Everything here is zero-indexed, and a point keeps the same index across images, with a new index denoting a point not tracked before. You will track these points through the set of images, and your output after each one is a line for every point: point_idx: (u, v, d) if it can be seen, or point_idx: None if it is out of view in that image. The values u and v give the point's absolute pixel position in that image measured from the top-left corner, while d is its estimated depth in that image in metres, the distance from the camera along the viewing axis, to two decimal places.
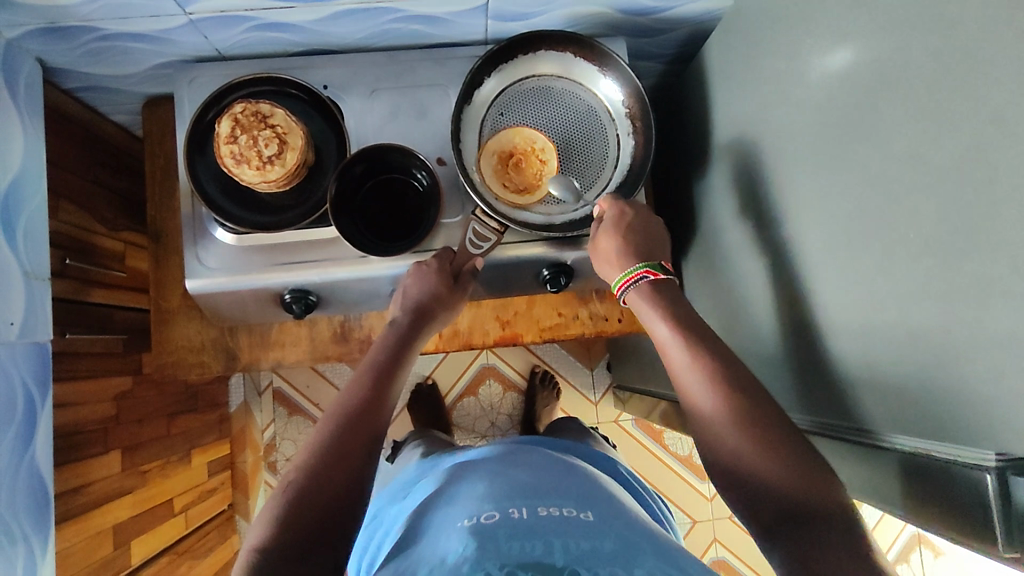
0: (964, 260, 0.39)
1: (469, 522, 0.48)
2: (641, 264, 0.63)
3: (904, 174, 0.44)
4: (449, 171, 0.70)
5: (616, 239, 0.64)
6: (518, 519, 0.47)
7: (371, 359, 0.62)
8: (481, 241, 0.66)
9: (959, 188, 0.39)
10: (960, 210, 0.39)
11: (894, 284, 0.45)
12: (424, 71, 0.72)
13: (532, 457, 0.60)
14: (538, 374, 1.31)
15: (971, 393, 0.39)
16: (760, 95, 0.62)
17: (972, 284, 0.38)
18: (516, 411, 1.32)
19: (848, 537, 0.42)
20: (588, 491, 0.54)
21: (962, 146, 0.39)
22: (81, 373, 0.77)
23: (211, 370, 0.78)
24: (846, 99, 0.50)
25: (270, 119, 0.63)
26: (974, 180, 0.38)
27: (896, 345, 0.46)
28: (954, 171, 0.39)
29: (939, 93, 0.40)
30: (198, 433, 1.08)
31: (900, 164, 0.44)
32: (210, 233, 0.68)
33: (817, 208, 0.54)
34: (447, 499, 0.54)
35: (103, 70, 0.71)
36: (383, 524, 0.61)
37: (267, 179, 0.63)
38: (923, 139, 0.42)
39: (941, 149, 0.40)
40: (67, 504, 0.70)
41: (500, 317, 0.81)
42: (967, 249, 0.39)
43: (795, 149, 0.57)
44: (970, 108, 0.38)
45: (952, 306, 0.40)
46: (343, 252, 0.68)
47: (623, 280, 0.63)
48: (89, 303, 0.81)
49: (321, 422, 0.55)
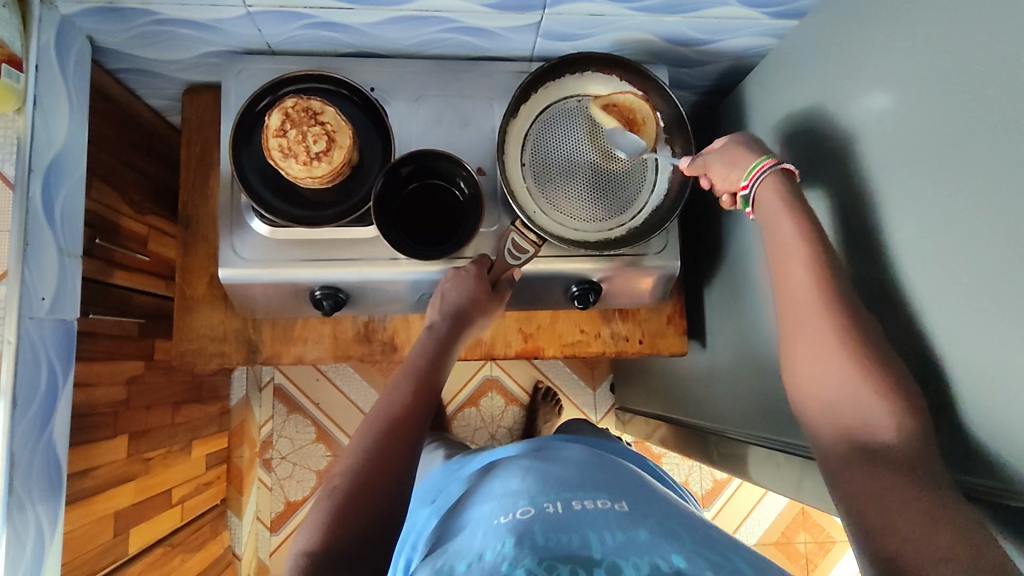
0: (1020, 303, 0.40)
1: (505, 519, 0.48)
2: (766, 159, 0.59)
3: (959, 220, 0.45)
4: (489, 181, 0.71)
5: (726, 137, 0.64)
6: (554, 513, 0.47)
7: (409, 364, 0.63)
8: (520, 252, 0.67)
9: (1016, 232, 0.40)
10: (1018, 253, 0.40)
11: (947, 324, 0.47)
12: (470, 82, 0.73)
13: (566, 452, 0.60)
14: (542, 390, 1.31)
15: None
16: (801, 132, 0.63)
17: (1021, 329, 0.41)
18: (517, 425, 1.32)
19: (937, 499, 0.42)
20: (627, 484, 0.54)
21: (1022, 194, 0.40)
22: (98, 354, 0.76)
23: (231, 361, 0.77)
24: (890, 144, 0.52)
25: (320, 116, 0.64)
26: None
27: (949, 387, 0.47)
28: (1013, 216, 0.40)
29: (997, 143, 0.42)
30: (200, 424, 1.06)
31: (956, 207, 0.45)
32: (246, 223, 0.68)
33: (858, 246, 0.56)
34: (480, 497, 0.54)
35: (151, 54, 0.71)
36: (415, 526, 0.61)
37: (313, 175, 0.64)
38: (976, 189, 0.43)
39: (999, 196, 0.42)
40: (74, 487, 0.69)
41: (523, 329, 0.81)
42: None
43: (836, 187, 0.58)
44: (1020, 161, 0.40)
45: (1008, 346, 0.42)
46: (379, 253, 0.69)
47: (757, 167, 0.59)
48: (111, 285, 0.80)
49: (362, 427, 0.55)
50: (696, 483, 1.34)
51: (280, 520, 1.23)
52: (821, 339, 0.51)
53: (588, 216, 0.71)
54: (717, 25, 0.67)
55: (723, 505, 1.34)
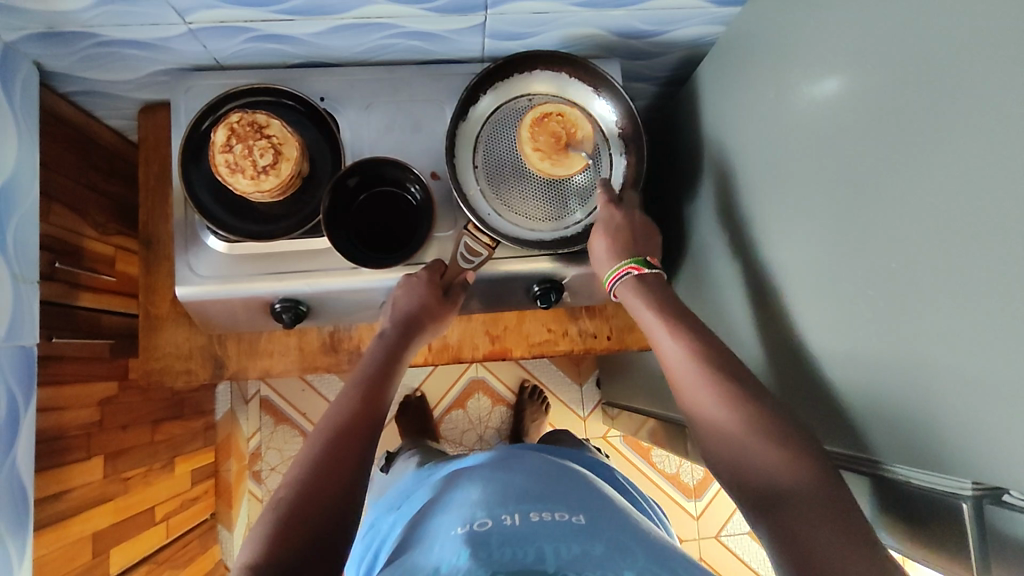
0: (949, 289, 0.39)
1: (461, 530, 0.48)
2: (626, 260, 0.65)
3: (893, 206, 0.44)
4: (443, 185, 0.71)
5: (605, 241, 0.66)
6: (511, 526, 0.47)
7: (360, 371, 0.63)
8: (473, 255, 0.67)
9: (948, 218, 0.39)
10: (947, 239, 0.39)
11: (881, 313, 0.46)
12: (420, 86, 0.73)
13: (526, 461, 0.60)
14: (528, 388, 1.31)
15: (944, 417, 0.41)
16: (751, 120, 0.63)
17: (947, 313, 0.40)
18: (504, 425, 1.31)
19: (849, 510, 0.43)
20: (583, 495, 0.54)
21: (950, 177, 0.39)
22: (66, 377, 0.76)
23: (199, 378, 0.77)
24: (830, 129, 0.51)
25: (265, 130, 0.63)
26: (962, 210, 0.38)
27: (885, 376, 0.46)
28: (944, 200, 0.40)
29: (927, 126, 0.41)
30: (182, 440, 1.07)
31: (890, 192, 0.44)
32: (202, 240, 0.68)
33: (804, 235, 0.55)
34: (441, 506, 0.54)
35: (101, 75, 0.71)
36: (380, 535, 0.61)
37: (261, 189, 0.63)
38: (909, 174, 0.42)
39: (929, 180, 0.41)
40: (47, 511, 0.70)
41: (490, 331, 0.81)
42: (955, 278, 0.39)
43: (785, 175, 0.58)
44: (946, 142, 0.39)
45: (937, 335, 0.41)
46: (335, 263, 0.68)
47: (612, 275, 0.65)
48: (76, 307, 0.80)
49: (310, 437, 0.55)
50: (686, 474, 1.34)
51: None
52: (698, 384, 0.54)
53: (543, 215, 0.70)
54: (663, 16, 0.67)
55: (715, 495, 1.34)
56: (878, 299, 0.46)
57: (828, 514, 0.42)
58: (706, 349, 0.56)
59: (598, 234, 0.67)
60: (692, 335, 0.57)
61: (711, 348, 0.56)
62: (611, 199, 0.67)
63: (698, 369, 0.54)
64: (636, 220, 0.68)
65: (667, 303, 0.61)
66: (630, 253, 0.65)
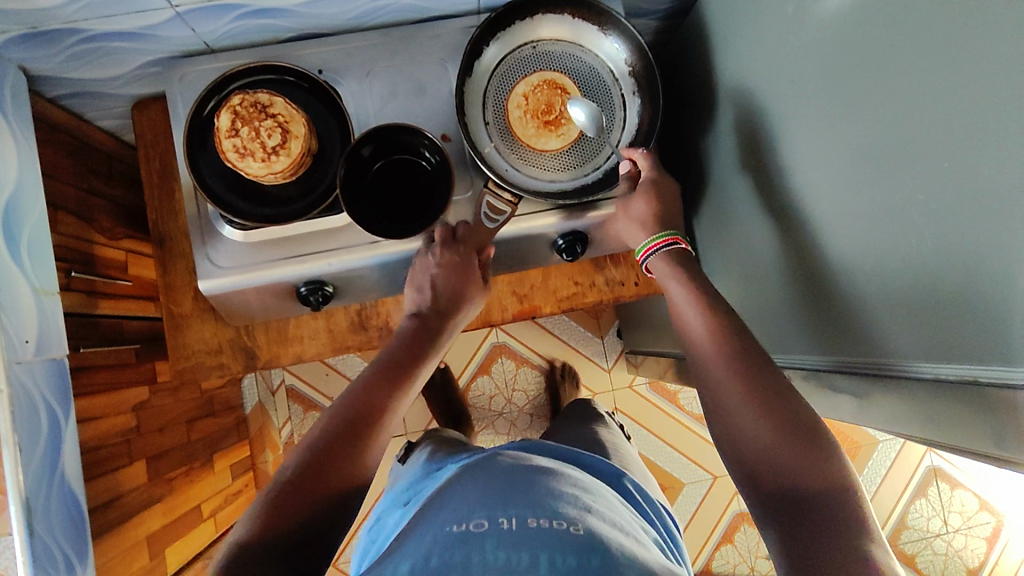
0: (998, 191, 0.38)
1: (456, 529, 0.47)
2: (664, 232, 0.64)
3: (926, 108, 0.42)
4: (456, 147, 0.69)
5: (647, 204, 0.65)
6: (506, 529, 0.46)
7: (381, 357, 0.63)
8: (497, 214, 0.66)
9: (991, 116, 0.38)
10: (994, 139, 0.38)
11: (923, 231, 0.45)
12: (419, 46, 0.70)
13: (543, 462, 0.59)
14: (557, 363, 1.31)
15: (998, 319, 0.40)
16: (767, 41, 0.60)
17: (992, 212, 0.39)
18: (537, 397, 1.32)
19: (850, 528, 0.43)
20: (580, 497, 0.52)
21: (992, 72, 0.37)
22: (100, 386, 0.76)
23: (231, 371, 0.76)
24: (853, 37, 0.49)
25: (270, 108, 0.61)
26: (1007, 105, 0.37)
27: (931, 289, 0.45)
28: (985, 96, 0.38)
29: (959, 21, 0.39)
30: (218, 438, 1.07)
31: (924, 97, 0.43)
32: (219, 231, 0.67)
33: (834, 155, 0.53)
34: (437, 503, 0.53)
35: (89, 74, 0.68)
36: (385, 528, 0.61)
37: (274, 171, 0.62)
38: (945, 76, 0.40)
39: (965, 79, 0.39)
40: (101, 519, 0.70)
41: (517, 292, 0.81)
42: (1004, 179, 0.38)
43: (809, 94, 0.56)
44: (987, 34, 0.37)
45: (986, 241, 0.40)
46: (356, 238, 0.67)
47: (646, 248, 0.65)
48: (98, 315, 0.79)
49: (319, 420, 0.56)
50: None
51: None
52: (713, 355, 0.54)
53: (562, 166, 0.69)
54: None
55: None
56: (915, 204, 0.45)
57: (836, 531, 0.43)
58: (726, 322, 0.55)
59: (639, 196, 0.66)
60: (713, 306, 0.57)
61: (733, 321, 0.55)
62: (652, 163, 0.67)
63: (711, 341, 0.55)
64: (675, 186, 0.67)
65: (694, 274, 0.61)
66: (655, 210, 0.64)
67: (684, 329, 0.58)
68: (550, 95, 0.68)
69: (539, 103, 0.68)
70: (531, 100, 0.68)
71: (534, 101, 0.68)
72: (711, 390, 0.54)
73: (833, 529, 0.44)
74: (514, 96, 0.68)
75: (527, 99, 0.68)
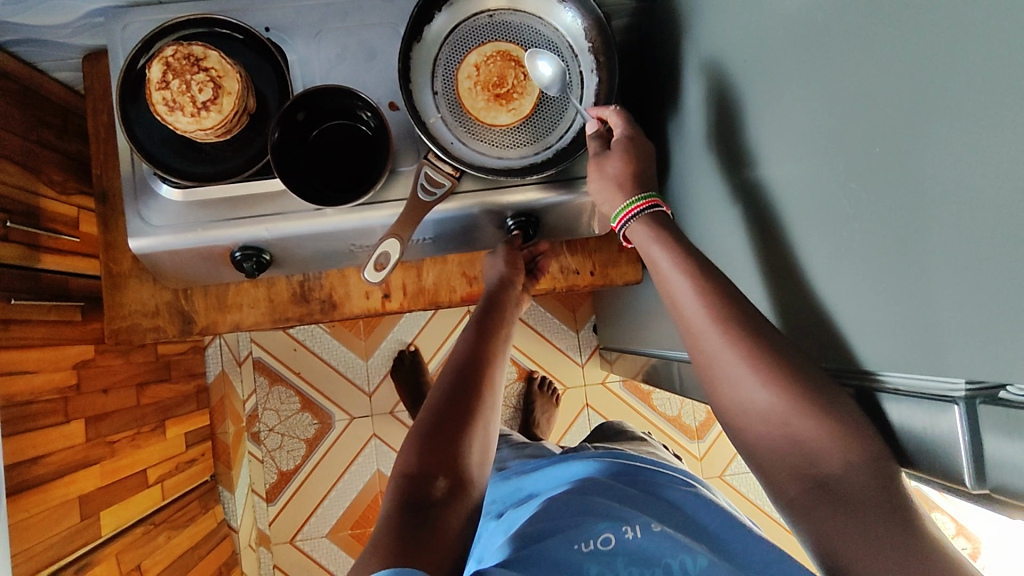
0: (951, 188, 0.35)
1: None
2: (643, 194, 0.59)
3: (888, 91, 0.38)
4: (401, 117, 0.66)
5: (623, 166, 0.60)
6: None
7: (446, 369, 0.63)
8: (435, 187, 0.63)
9: (953, 100, 0.34)
10: (948, 128, 0.34)
11: (873, 229, 0.41)
12: (372, 9, 0.67)
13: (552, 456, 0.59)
14: (537, 380, 1.28)
15: (950, 324, 0.36)
16: (732, 20, 0.56)
17: (948, 207, 0.35)
18: (513, 405, 1.29)
19: (891, 503, 0.42)
20: None
21: (958, 51, 0.33)
22: (34, 341, 0.74)
23: (167, 334, 0.74)
24: (815, 12, 0.44)
25: (203, 62, 0.59)
26: (963, 90, 0.33)
27: (880, 292, 0.42)
28: (949, 76, 0.34)
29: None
30: (172, 405, 1.06)
31: (882, 79, 0.39)
32: (154, 189, 0.64)
33: (790, 144, 0.50)
34: None
35: (32, 19, 0.66)
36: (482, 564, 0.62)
37: (204, 127, 0.59)
38: (906, 55, 0.36)
39: (925, 60, 0.35)
40: (24, 476, 0.68)
41: (467, 273, 0.79)
42: (960, 170, 0.34)
43: (770, 77, 0.52)
44: (954, 8, 0.33)
45: (940, 239, 0.36)
46: (293, 205, 0.64)
47: (624, 211, 0.59)
48: (40, 270, 0.78)
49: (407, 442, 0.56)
50: (687, 416, 1.32)
51: (275, 489, 1.25)
52: (721, 346, 0.49)
53: (513, 143, 0.66)
54: None
55: (719, 434, 1.31)
56: (867, 199, 0.42)
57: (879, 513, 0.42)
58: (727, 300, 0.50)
59: (615, 156, 0.61)
60: (703, 279, 0.52)
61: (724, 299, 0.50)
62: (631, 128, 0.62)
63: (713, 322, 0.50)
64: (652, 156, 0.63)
65: (676, 241, 0.55)
66: (619, 193, 0.60)
67: (677, 312, 0.53)
68: (501, 68, 0.65)
69: (487, 75, 0.65)
70: (479, 71, 0.65)
71: (484, 73, 0.65)
72: (723, 378, 0.50)
73: (885, 510, 0.42)
74: (462, 67, 0.65)
75: (475, 69, 0.65)
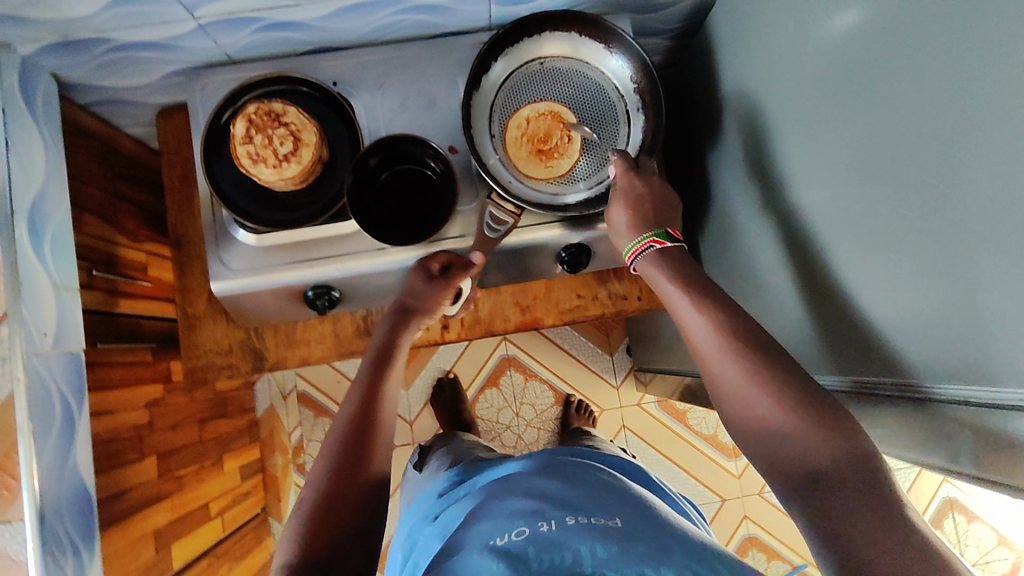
0: (984, 217, 0.38)
1: (500, 540, 0.47)
2: (648, 232, 0.63)
3: (923, 130, 0.42)
4: (462, 159, 0.70)
5: (626, 214, 0.64)
6: (547, 531, 0.47)
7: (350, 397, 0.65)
8: (499, 224, 0.67)
9: (984, 137, 0.37)
10: (979, 162, 0.38)
11: (914, 255, 0.45)
12: (430, 61, 0.72)
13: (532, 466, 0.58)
14: (573, 404, 1.30)
15: (993, 340, 0.39)
16: (768, 61, 0.61)
17: (985, 232, 0.38)
18: (551, 429, 1.31)
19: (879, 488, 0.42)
20: (614, 497, 0.53)
21: (986, 95, 0.37)
22: (115, 381, 0.78)
23: (240, 371, 0.78)
24: (852, 56, 0.48)
25: (283, 118, 0.64)
26: (994, 130, 0.37)
27: (922, 314, 0.45)
28: (978, 118, 0.38)
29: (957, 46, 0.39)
30: (229, 439, 1.09)
31: (918, 119, 0.43)
32: (232, 235, 0.69)
33: (831, 177, 0.53)
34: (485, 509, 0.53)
35: (116, 82, 0.71)
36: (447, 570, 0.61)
37: (284, 177, 0.64)
38: (940, 96, 0.40)
39: (956, 101, 0.39)
40: (111, 510, 0.72)
41: (520, 302, 0.83)
42: (993, 199, 0.37)
43: (806, 114, 0.56)
44: (980, 57, 0.37)
45: (978, 262, 0.39)
46: (362, 246, 0.68)
47: (634, 249, 0.64)
48: (118, 313, 0.82)
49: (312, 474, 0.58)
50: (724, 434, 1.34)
51: None
52: (721, 358, 0.52)
53: (567, 180, 0.70)
54: None
55: None
56: (909, 225, 0.45)
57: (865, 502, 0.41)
58: (731, 319, 0.54)
59: (619, 207, 0.65)
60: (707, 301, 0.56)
61: (735, 316, 0.54)
62: (628, 166, 0.65)
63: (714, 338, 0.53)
64: (657, 186, 0.65)
65: (683, 271, 0.59)
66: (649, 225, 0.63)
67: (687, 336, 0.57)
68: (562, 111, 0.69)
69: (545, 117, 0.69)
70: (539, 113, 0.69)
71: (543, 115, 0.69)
72: (721, 388, 0.53)
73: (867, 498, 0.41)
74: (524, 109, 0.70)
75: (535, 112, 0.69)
